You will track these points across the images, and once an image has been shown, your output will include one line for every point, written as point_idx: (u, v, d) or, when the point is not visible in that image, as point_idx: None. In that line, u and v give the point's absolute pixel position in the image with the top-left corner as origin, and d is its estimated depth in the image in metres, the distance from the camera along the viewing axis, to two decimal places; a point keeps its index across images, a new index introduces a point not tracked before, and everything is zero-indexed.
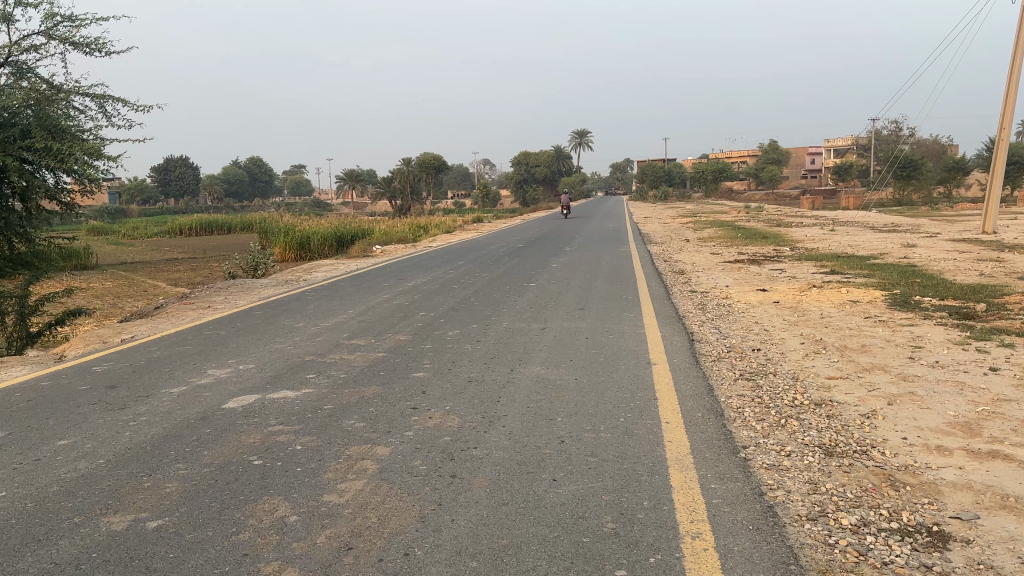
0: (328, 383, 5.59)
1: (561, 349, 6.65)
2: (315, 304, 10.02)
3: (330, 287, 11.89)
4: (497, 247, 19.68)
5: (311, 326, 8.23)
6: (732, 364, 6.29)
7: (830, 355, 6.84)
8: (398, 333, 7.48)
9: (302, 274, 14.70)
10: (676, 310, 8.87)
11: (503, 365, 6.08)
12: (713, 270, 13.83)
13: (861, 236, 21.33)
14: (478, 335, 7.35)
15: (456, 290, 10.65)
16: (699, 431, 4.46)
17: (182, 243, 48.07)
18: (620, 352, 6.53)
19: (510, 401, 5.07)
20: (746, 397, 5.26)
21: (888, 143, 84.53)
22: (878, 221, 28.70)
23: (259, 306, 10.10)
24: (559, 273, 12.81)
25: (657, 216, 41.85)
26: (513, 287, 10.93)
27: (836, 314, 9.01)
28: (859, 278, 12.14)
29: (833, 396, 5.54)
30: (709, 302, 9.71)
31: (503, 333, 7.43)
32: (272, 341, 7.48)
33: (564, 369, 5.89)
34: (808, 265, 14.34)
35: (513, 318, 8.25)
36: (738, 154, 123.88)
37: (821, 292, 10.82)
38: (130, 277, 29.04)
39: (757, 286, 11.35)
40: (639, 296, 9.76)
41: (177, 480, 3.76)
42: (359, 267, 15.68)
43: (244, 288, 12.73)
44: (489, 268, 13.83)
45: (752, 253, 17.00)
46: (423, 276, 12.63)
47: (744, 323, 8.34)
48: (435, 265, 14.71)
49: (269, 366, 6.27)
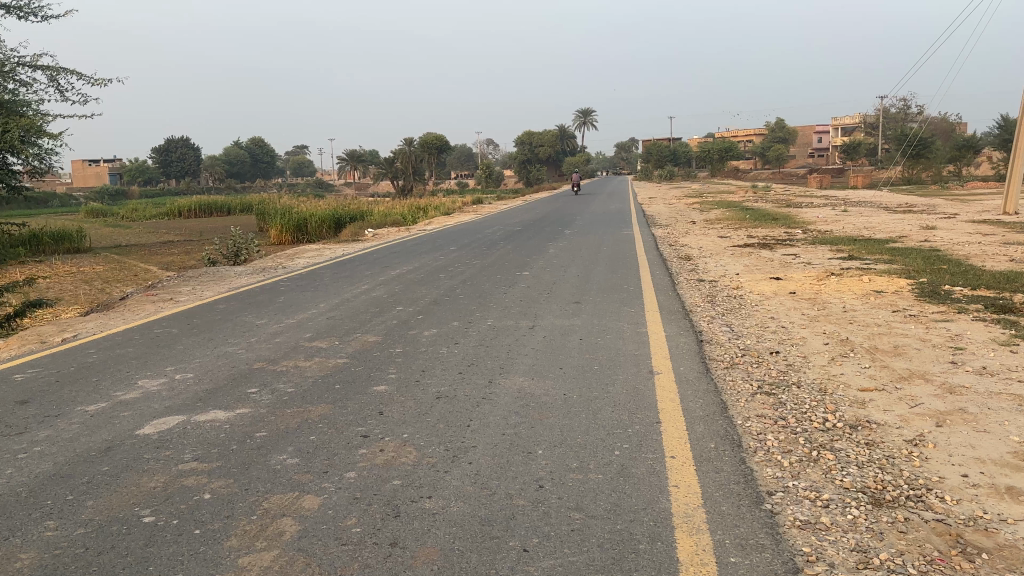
0: (270, 401, 4.72)
1: (550, 353, 5.77)
2: (288, 296, 9.16)
3: (308, 277, 10.99)
4: (495, 230, 18.73)
5: (273, 323, 7.35)
6: (747, 371, 5.40)
7: (860, 360, 5.93)
8: (366, 333, 6.60)
9: (285, 261, 13.83)
10: (681, 304, 7.97)
11: (481, 376, 5.18)
12: (722, 255, 12.88)
13: (876, 217, 20.35)
14: (458, 336, 6.46)
15: (442, 281, 9.76)
16: (712, 472, 3.57)
17: (180, 224, 47.25)
18: (618, 358, 5.63)
19: (482, 426, 4.19)
20: (768, 419, 4.36)
21: (897, 120, 83.06)
22: (889, 201, 27.67)
23: (226, 298, 9.22)
24: (555, 260, 11.89)
25: (662, 196, 40.86)
26: (504, 277, 10.03)
27: (860, 307, 8.10)
28: (881, 265, 11.19)
29: (870, 415, 4.65)
30: (718, 293, 8.79)
31: (486, 334, 6.53)
32: (225, 342, 6.62)
33: (551, 381, 5.01)
34: (823, 249, 13.40)
35: (499, 315, 7.36)
36: (745, 132, 122.07)
37: (840, 280, 9.89)
38: (122, 261, 28.17)
39: (770, 274, 10.42)
40: (641, 288, 8.86)
41: (36, 547, 2.92)
42: (345, 253, 14.76)
43: (217, 276, 11.84)
44: (482, 255, 12.90)
45: (762, 236, 16.06)
46: (409, 264, 11.74)
47: (759, 319, 7.43)
48: (425, 252, 13.81)
49: (208, 377, 5.40)
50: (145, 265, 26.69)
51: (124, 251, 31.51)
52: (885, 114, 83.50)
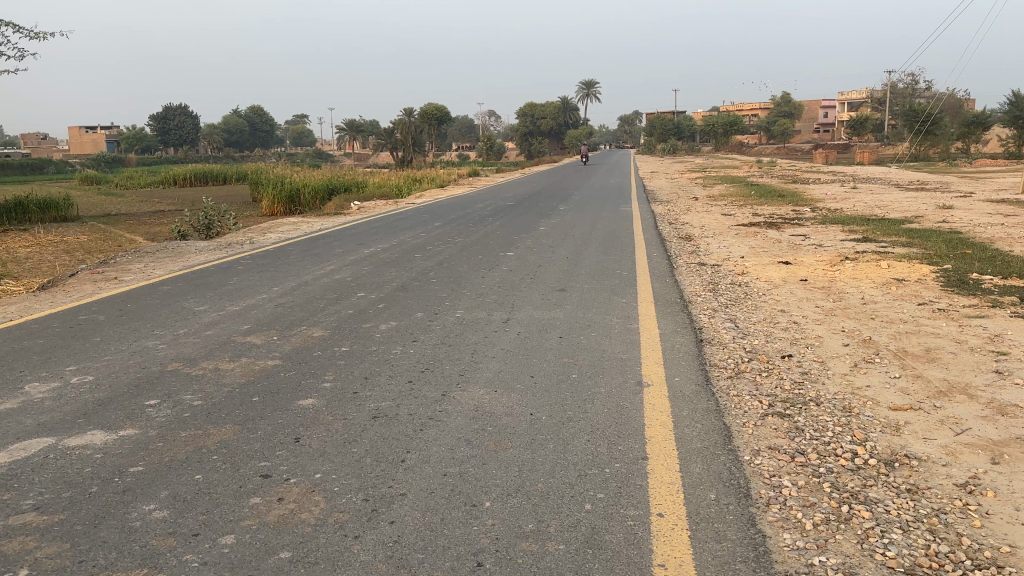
0: (165, 420, 3.80)
1: (521, 357, 4.85)
2: (242, 277, 8.22)
3: (273, 254, 10.04)
4: (486, 205, 17.75)
5: (213, 312, 6.42)
6: (755, 383, 4.48)
7: (887, 368, 5.01)
8: (312, 325, 5.68)
9: (256, 236, 12.88)
10: (680, 293, 7.05)
11: (434, 386, 4.26)
12: (726, 235, 11.91)
13: (887, 195, 19.33)
14: (418, 331, 5.53)
15: (416, 262, 8.82)
16: (711, 541, 2.67)
17: (174, 193, 46.19)
18: (601, 363, 4.71)
19: (421, 460, 3.27)
20: (782, 454, 3.46)
21: (905, 94, 81.45)
22: (899, 178, 26.66)
23: (175, 278, 8.28)
24: (544, 239, 10.95)
25: (665, 170, 39.81)
26: (485, 259, 9.09)
27: (881, 299, 7.18)
28: (899, 249, 10.24)
29: (907, 446, 3.74)
30: (720, 281, 7.86)
31: (451, 329, 5.60)
32: (148, 334, 5.71)
33: (518, 397, 4.08)
34: (834, 230, 12.44)
35: (470, 305, 6.43)
36: (749, 106, 120.11)
37: (856, 266, 8.96)
38: (106, 230, 27.18)
39: (778, 258, 9.48)
40: (634, 274, 7.93)
41: None
42: (322, 228, 13.81)
43: (176, 251, 10.89)
44: (467, 232, 11.95)
45: (769, 214, 15.09)
46: (386, 242, 10.80)
47: (768, 312, 6.51)
48: (407, 228, 12.86)
49: (108, 381, 4.48)
50: (130, 235, 25.71)
51: (111, 220, 30.50)
52: (893, 89, 81.84)
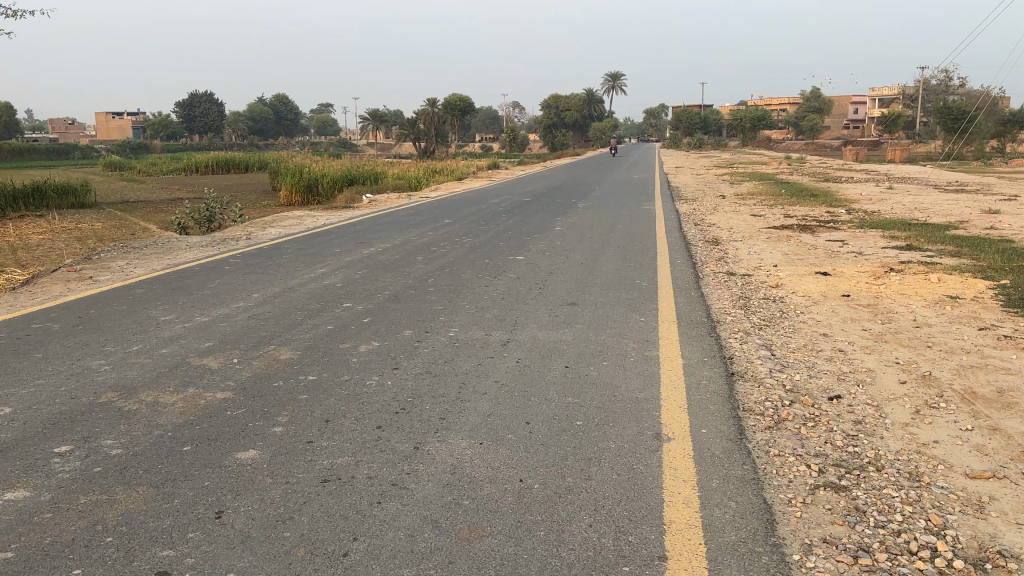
0: (67, 478, 3.07)
1: (518, 394, 4.06)
2: (225, 279, 7.53)
3: (265, 253, 9.34)
4: (501, 200, 16.97)
5: (179, 324, 5.72)
6: (799, 438, 3.66)
7: (957, 417, 4.15)
8: (281, 344, 4.95)
9: (255, 231, 12.21)
10: (706, 310, 6.23)
11: (408, 434, 3.49)
12: (757, 240, 11.04)
13: (925, 197, 18.27)
14: (401, 354, 4.77)
15: (416, 267, 8.07)
16: None
17: (194, 180, 45.88)
18: (611, 405, 3.92)
19: (370, 554, 2.51)
20: (841, 554, 2.64)
21: (939, 91, 79.36)
22: (937, 178, 25.44)
23: (153, 280, 7.60)
24: (558, 241, 10.15)
25: (690, 166, 38.75)
26: (491, 263, 8.31)
27: (935, 321, 6.30)
28: (947, 259, 9.32)
29: (999, 538, 2.87)
30: (751, 295, 7.04)
31: (441, 353, 4.83)
32: (95, 351, 5.00)
33: (508, 454, 3.31)
34: (873, 236, 11.50)
35: (467, 322, 5.66)
36: (778, 100, 117.98)
37: (902, 279, 8.07)
38: (122, 217, 26.77)
39: (814, 267, 8.62)
40: (655, 286, 7.13)
41: None
42: (326, 223, 13.12)
43: (167, 247, 10.23)
44: (478, 231, 11.18)
45: (801, 216, 14.14)
46: (389, 241, 10.06)
47: (808, 337, 5.66)
48: (415, 224, 12.12)
49: (25, 415, 3.78)
50: (145, 223, 25.28)
51: (128, 207, 30.21)
52: (927, 86, 79.75)
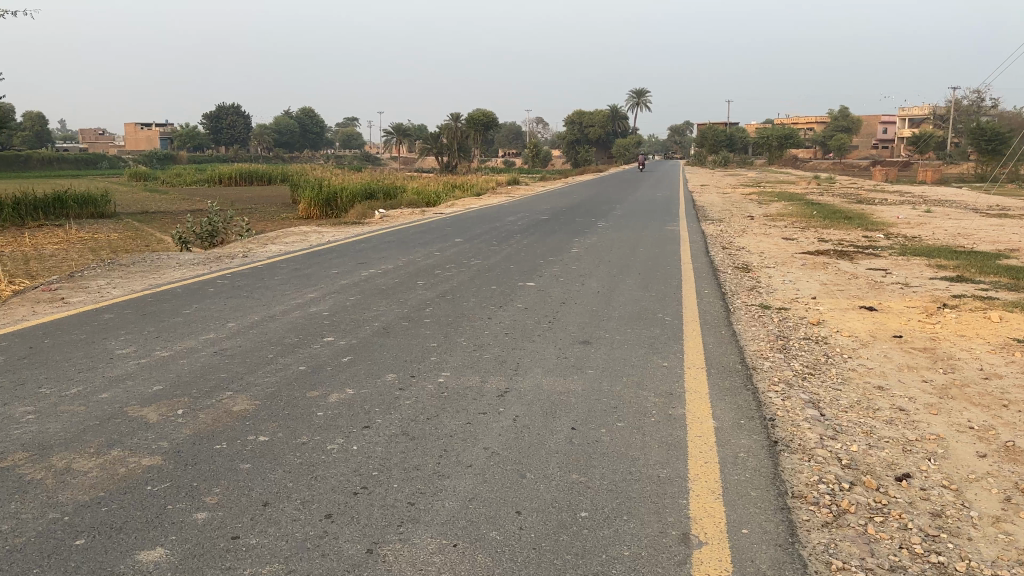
0: None
1: (511, 468, 3.27)
2: (204, 304, 6.85)
3: (257, 273, 8.67)
4: (519, 218, 16.26)
5: (135, 359, 5.02)
6: (866, 542, 2.85)
7: None
8: (240, 392, 4.22)
9: (256, 247, 11.57)
10: (740, 354, 5.42)
11: (362, 529, 2.72)
12: (791, 267, 10.18)
13: (967, 222, 17.20)
14: (377, 406, 4.01)
15: (416, 293, 7.33)
16: None
17: (217, 192, 45.88)
18: (627, 488, 3.12)
19: None
20: None
21: (970, 111, 77.78)
22: (975, 201, 24.35)
23: (127, 304, 6.93)
24: (575, 266, 9.38)
25: (715, 184, 37.87)
26: (499, 290, 7.56)
27: (1007, 371, 5.42)
28: (1004, 293, 8.40)
29: None
30: (790, 334, 6.21)
31: (424, 405, 4.05)
32: (26, 394, 4.29)
33: (488, 565, 2.52)
34: (917, 264, 10.60)
35: (461, 364, 4.89)
36: (804, 120, 116.36)
37: (958, 316, 7.18)
38: (138, 227, 26.45)
39: (858, 301, 7.76)
40: (681, 322, 6.33)
41: None
42: (332, 240, 12.47)
43: (156, 264, 9.58)
44: (489, 253, 10.45)
45: (837, 240, 13.25)
46: (391, 262, 9.35)
47: (861, 391, 4.82)
48: (423, 244, 11.42)
49: None
50: (160, 234, 24.91)
51: (146, 218, 29.98)
52: (957, 107, 78.25)
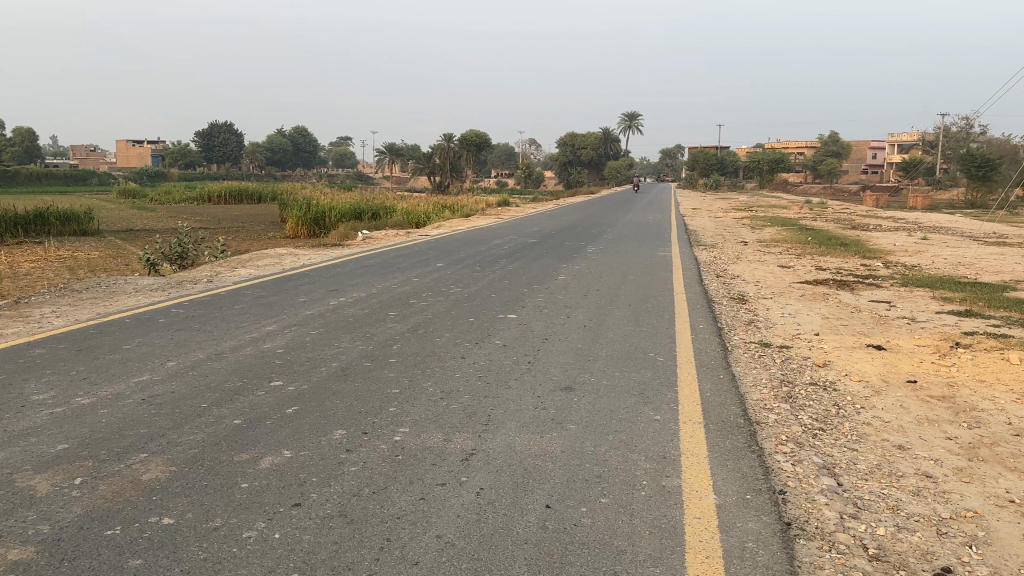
0: None
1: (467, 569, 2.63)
2: (149, 338, 6.21)
3: (218, 300, 8.03)
4: (506, 242, 15.69)
5: (49, 407, 4.39)
6: None
7: None
8: (158, 456, 3.58)
9: (225, 271, 10.95)
10: (741, 404, 4.81)
11: None
12: (790, 298, 9.61)
13: (965, 250, 16.74)
14: (317, 475, 3.36)
15: (384, 327, 6.70)
16: None
17: (204, 210, 45.23)
18: None
19: None
20: None
21: (959, 137, 78.10)
22: (971, 229, 23.94)
23: (64, 337, 6.29)
24: (561, 295, 8.78)
25: (707, 208, 37.45)
26: (476, 324, 6.95)
27: None
28: (1018, 329, 7.84)
29: None
30: (794, 378, 5.61)
31: (372, 473, 3.40)
32: None
33: None
34: (921, 296, 10.05)
35: (423, 416, 4.25)
36: (796, 144, 117.04)
37: (973, 357, 6.60)
38: (118, 246, 25.76)
39: (864, 340, 7.18)
40: (674, 364, 5.72)
41: None
42: (307, 263, 11.85)
43: (111, 289, 8.93)
44: (470, 279, 9.85)
45: (835, 269, 12.73)
46: (363, 290, 8.72)
47: (879, 452, 4.21)
48: (402, 269, 10.82)
49: None
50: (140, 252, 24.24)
51: (129, 236, 29.30)
52: (947, 134, 78.55)
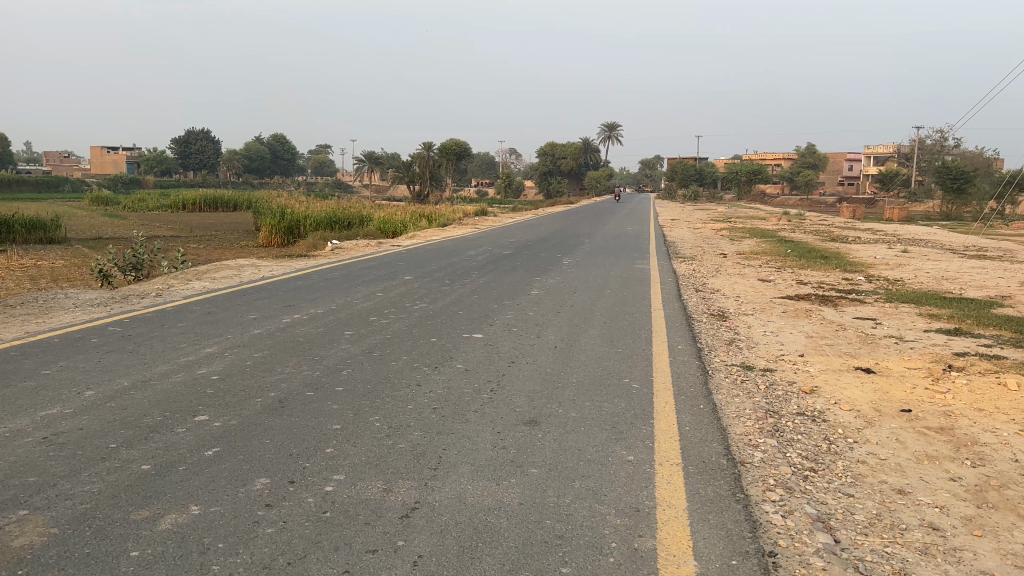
0: None
1: None
2: (74, 361, 5.63)
3: (162, 317, 7.45)
4: (479, 253, 15.19)
5: None
6: None
7: None
8: (38, 514, 3.02)
9: (179, 284, 10.36)
10: (724, 440, 4.33)
11: None
12: (772, 314, 9.19)
13: (947, 264, 16.45)
14: (225, 539, 2.82)
15: (337, 348, 6.16)
16: None
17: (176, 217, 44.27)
18: None
19: None
20: None
21: (933, 149, 78.83)
22: (950, 242, 23.78)
23: None
24: (532, 312, 8.27)
25: (686, 219, 37.20)
26: (437, 345, 6.43)
27: None
28: (1011, 350, 7.45)
29: None
30: (781, 408, 5.14)
31: (291, 537, 2.86)
32: None
33: None
34: (907, 313, 9.67)
35: (364, 459, 3.72)
36: (773, 156, 117.81)
37: (968, 381, 6.18)
38: (82, 254, 24.97)
39: (853, 362, 6.73)
40: (649, 392, 5.24)
41: None
42: (268, 275, 11.27)
43: (49, 303, 8.32)
44: (438, 294, 9.33)
45: (817, 283, 12.35)
46: (320, 306, 8.16)
47: (879, 498, 3.73)
48: (366, 282, 10.28)
49: None
50: None
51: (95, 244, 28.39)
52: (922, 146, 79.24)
